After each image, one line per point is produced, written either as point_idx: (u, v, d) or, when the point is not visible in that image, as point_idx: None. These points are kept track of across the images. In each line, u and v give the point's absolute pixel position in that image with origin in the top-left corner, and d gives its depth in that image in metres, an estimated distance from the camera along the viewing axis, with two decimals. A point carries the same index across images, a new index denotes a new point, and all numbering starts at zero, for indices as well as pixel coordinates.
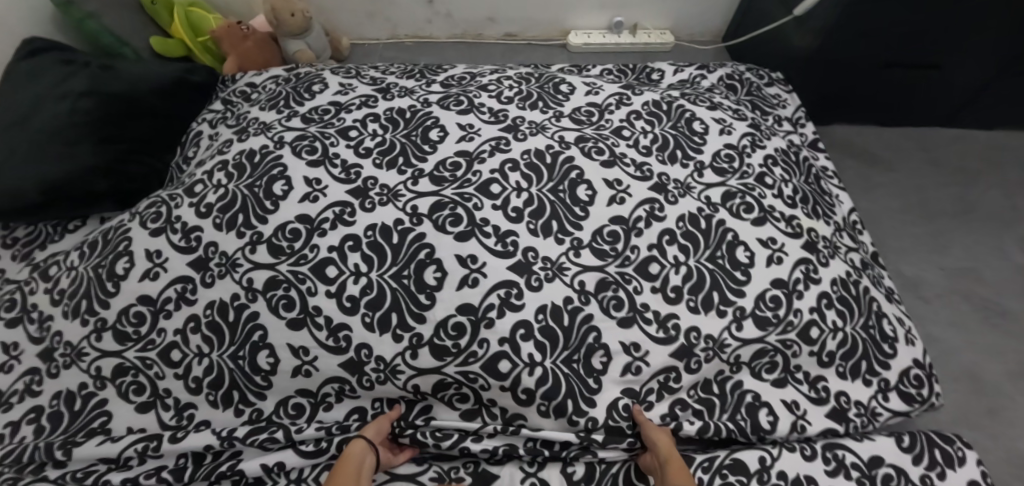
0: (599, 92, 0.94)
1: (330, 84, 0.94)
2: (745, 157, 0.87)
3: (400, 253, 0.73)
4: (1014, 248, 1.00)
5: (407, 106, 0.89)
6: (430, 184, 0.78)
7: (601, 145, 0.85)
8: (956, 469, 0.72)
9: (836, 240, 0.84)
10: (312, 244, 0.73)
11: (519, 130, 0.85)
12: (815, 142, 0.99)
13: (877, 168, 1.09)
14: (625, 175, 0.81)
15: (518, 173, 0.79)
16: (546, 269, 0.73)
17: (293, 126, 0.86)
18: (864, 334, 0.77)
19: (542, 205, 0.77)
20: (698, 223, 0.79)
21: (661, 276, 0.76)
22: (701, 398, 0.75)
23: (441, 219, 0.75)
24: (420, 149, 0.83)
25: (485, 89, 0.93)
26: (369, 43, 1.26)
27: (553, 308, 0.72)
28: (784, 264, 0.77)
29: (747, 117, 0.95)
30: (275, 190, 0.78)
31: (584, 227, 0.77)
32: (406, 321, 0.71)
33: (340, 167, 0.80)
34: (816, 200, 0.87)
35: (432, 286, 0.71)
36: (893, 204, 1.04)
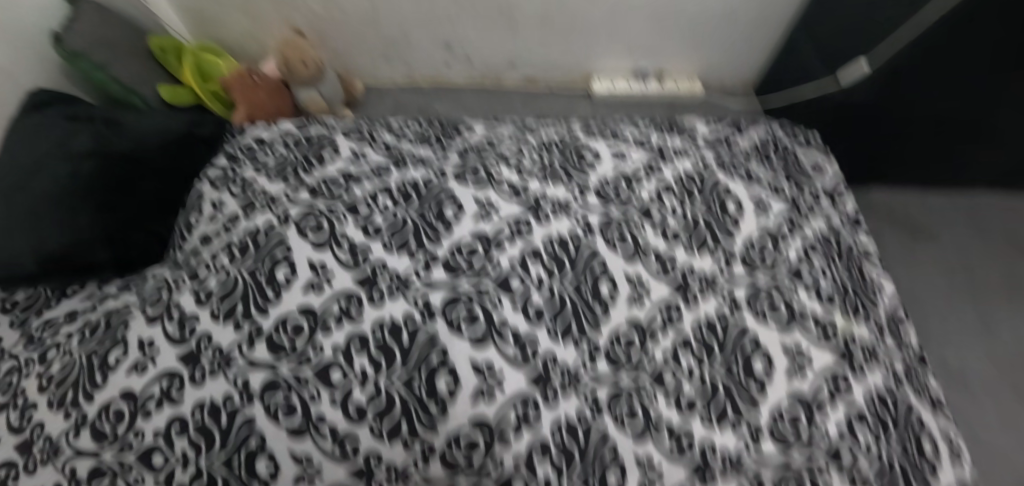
0: (629, 159, 0.88)
1: (341, 149, 0.91)
2: (780, 247, 0.82)
3: (410, 358, 0.69)
4: None
5: (422, 178, 0.84)
6: (443, 272, 0.75)
7: (627, 231, 0.79)
8: None
9: (875, 344, 0.78)
10: (315, 345, 0.69)
11: (541, 208, 0.80)
12: (856, 220, 0.92)
13: (920, 241, 1.00)
14: (645, 271, 0.76)
15: (541, 266, 0.75)
16: (564, 383, 0.69)
17: (301, 200, 0.82)
18: (901, 455, 0.72)
19: (564, 305, 0.73)
20: (715, 329, 0.75)
21: (672, 384, 0.72)
22: None
23: (455, 316, 0.70)
24: (433, 231, 0.78)
25: (505, 159, 0.88)
26: (383, 86, 1.21)
27: (569, 424, 0.68)
28: (806, 378, 0.73)
29: (785, 195, 0.88)
30: (278, 278, 0.73)
31: (604, 330, 0.73)
32: (416, 430, 0.67)
33: (348, 251, 0.75)
34: (856, 290, 0.83)
35: (444, 396, 0.67)
36: (939, 284, 0.96)
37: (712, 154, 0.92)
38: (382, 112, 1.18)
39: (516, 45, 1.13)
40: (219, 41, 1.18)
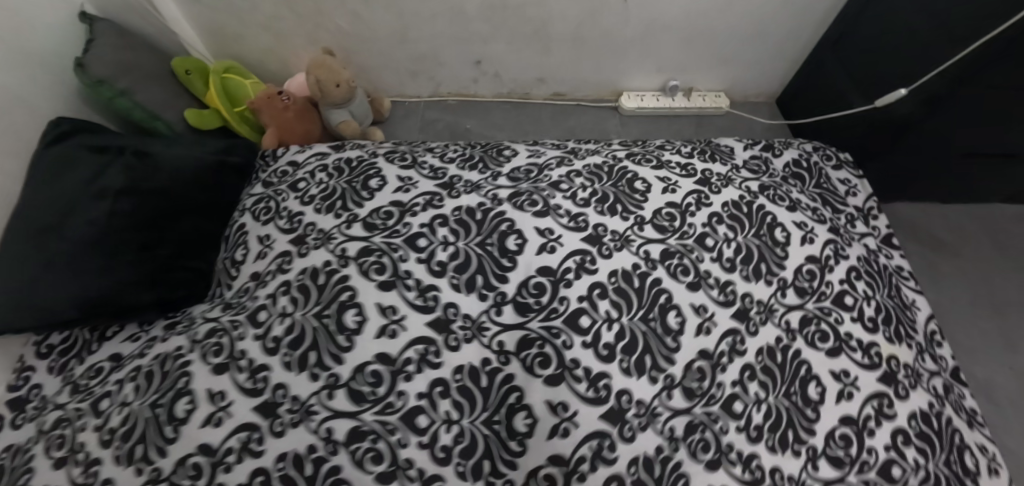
0: (676, 189, 0.89)
1: (387, 177, 0.89)
2: (827, 273, 0.83)
3: (490, 397, 0.71)
4: None
5: (476, 204, 0.84)
6: (515, 314, 0.75)
7: (686, 261, 0.81)
8: None
9: (918, 366, 0.82)
10: (397, 391, 0.70)
11: (602, 242, 0.80)
12: (887, 239, 0.97)
13: (935, 254, 1.08)
14: (710, 300, 0.78)
15: (607, 301, 0.76)
16: (639, 416, 0.71)
17: (354, 235, 0.80)
18: (947, 470, 0.76)
19: (636, 338, 0.74)
20: (775, 356, 0.77)
21: (743, 414, 0.73)
22: None
23: (529, 360, 0.72)
24: (499, 265, 0.78)
25: (558, 187, 0.87)
26: (409, 100, 1.19)
27: (646, 457, 0.69)
28: (854, 400, 0.76)
29: (826, 217, 0.90)
30: (347, 321, 0.73)
31: (675, 362, 0.74)
32: (498, 469, 0.69)
33: (414, 288, 0.76)
34: (897, 317, 0.84)
35: (523, 433, 0.70)
36: (963, 296, 1.03)
37: (754, 181, 0.93)
38: (409, 130, 1.15)
39: (548, 60, 1.12)
40: (243, 59, 1.15)
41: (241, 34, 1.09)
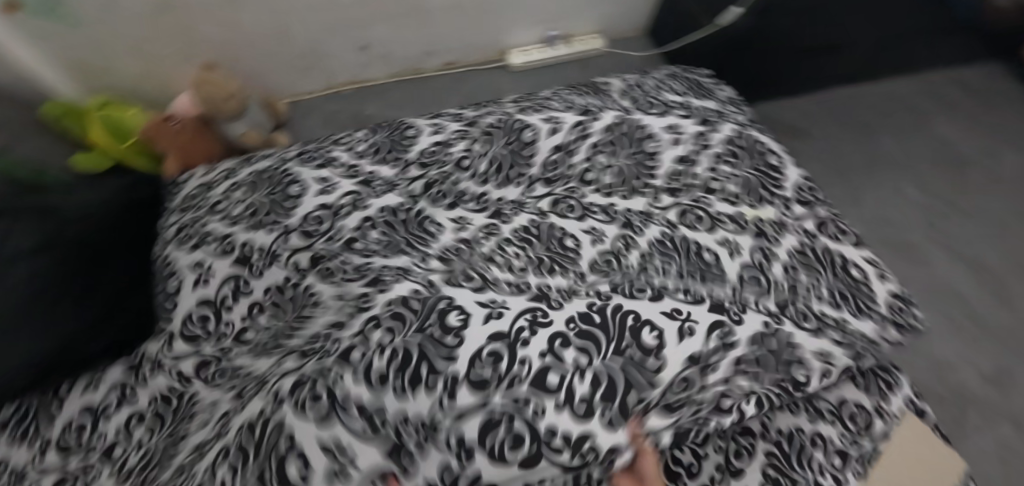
0: (561, 127, 1.01)
1: (307, 182, 0.90)
2: (693, 168, 1.00)
3: (421, 311, 0.70)
4: (909, 186, 1.31)
5: (398, 201, 0.91)
6: (439, 261, 0.82)
7: (571, 201, 0.94)
8: (898, 392, 0.98)
9: (782, 217, 0.97)
10: None
11: (505, 213, 0.91)
12: (760, 144, 1.06)
13: (797, 141, 1.33)
14: (597, 222, 0.91)
15: (514, 247, 0.86)
16: (560, 294, 0.79)
17: (297, 246, 0.82)
18: (841, 283, 0.93)
19: (542, 261, 0.85)
20: (669, 243, 0.89)
21: (659, 284, 0.83)
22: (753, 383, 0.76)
23: (455, 279, 0.77)
24: (422, 242, 0.86)
25: (461, 166, 0.98)
26: (306, 98, 1.21)
27: (580, 315, 0.72)
28: (741, 255, 0.89)
29: (692, 113, 1.08)
30: (308, 319, 0.76)
31: (580, 260, 0.86)
32: (436, 366, 0.66)
33: (354, 275, 0.78)
34: (762, 177, 1.01)
35: (457, 327, 0.68)
36: (818, 167, 1.30)
37: (630, 106, 1.10)
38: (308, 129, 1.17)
39: (428, 31, 1.17)
40: (123, 94, 1.12)
41: (115, 68, 1.06)
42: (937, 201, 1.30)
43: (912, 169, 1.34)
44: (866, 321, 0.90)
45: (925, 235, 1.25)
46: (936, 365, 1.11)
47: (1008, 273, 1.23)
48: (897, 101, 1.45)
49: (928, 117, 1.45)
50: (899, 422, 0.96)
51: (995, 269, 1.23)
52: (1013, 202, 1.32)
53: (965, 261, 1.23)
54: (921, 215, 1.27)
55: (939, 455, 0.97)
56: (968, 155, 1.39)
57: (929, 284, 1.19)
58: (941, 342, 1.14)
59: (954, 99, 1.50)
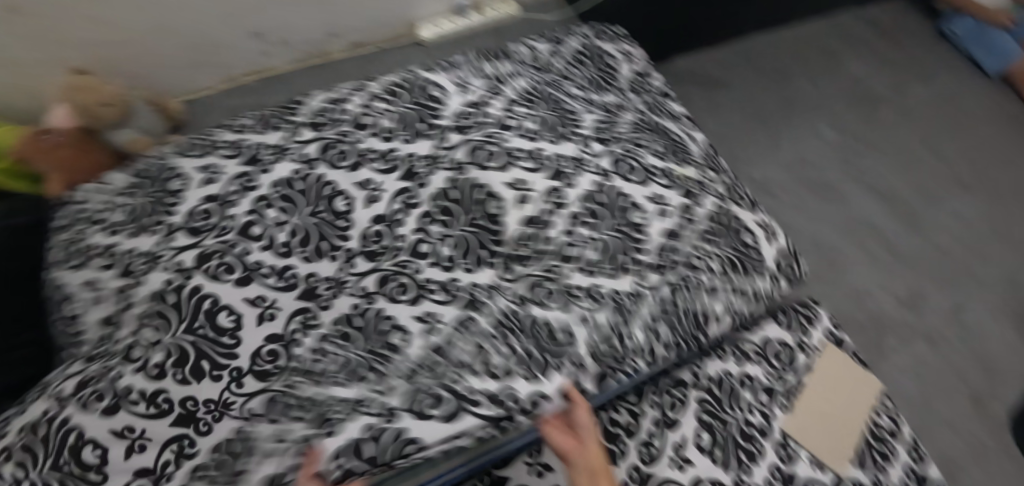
0: (470, 88, 1.01)
1: (188, 173, 0.84)
2: (618, 127, 1.04)
3: (370, 329, 0.71)
4: (823, 125, 1.36)
5: (291, 173, 0.84)
6: (367, 262, 0.79)
7: (493, 147, 0.90)
8: (816, 326, 1.07)
9: (703, 179, 1.02)
10: (294, 357, 0.68)
11: (417, 173, 0.87)
12: (664, 108, 1.15)
13: (715, 90, 1.36)
14: (524, 174, 0.88)
15: (438, 224, 0.83)
16: (481, 291, 0.77)
17: (183, 245, 0.77)
18: (744, 249, 0.97)
19: (468, 240, 0.83)
20: (600, 200, 0.89)
21: (579, 255, 0.85)
22: (661, 321, 0.85)
23: (390, 289, 0.75)
24: (336, 226, 0.81)
25: (362, 125, 0.92)
26: (203, 94, 1.15)
27: (506, 311, 0.76)
28: (666, 217, 0.92)
29: (600, 97, 1.11)
30: (222, 324, 0.69)
31: (506, 229, 0.84)
32: (389, 380, 0.67)
33: (272, 274, 0.75)
34: (675, 148, 1.05)
35: (399, 347, 0.70)
36: (734, 117, 1.33)
37: (523, 87, 1.06)
38: (205, 126, 1.11)
39: (328, 14, 1.14)
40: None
41: None
42: (850, 136, 1.35)
43: (825, 107, 1.39)
44: (761, 278, 0.98)
45: (839, 170, 1.31)
46: (854, 294, 1.18)
47: (916, 198, 1.30)
48: (808, 43, 1.49)
49: (838, 53, 1.49)
50: (819, 353, 1.04)
51: (904, 196, 1.30)
52: (919, 129, 1.39)
53: (877, 192, 1.29)
54: (833, 153, 1.33)
55: (858, 375, 1.04)
56: (876, 87, 1.45)
57: (844, 218, 1.25)
58: (859, 271, 1.20)
59: (858, 36, 1.54)
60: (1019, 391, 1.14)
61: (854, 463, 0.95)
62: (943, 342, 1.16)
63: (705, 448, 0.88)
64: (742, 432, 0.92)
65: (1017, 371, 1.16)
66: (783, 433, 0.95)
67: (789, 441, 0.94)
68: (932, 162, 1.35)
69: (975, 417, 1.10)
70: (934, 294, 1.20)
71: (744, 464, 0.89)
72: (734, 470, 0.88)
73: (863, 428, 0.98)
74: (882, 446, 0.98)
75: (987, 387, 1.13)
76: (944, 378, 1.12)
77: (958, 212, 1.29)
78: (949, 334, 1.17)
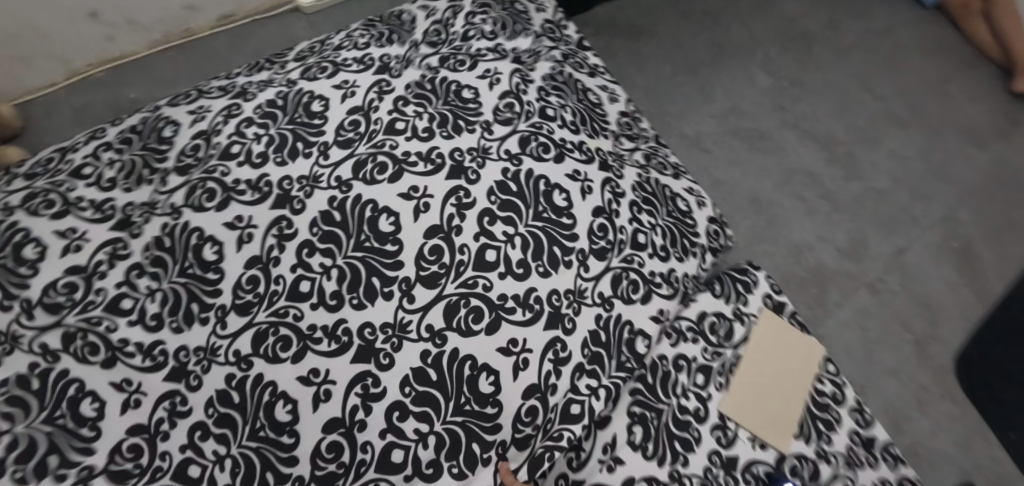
0: (356, 91, 0.85)
1: (43, 236, 0.68)
2: (523, 98, 0.90)
3: (249, 410, 0.65)
4: (757, 71, 1.26)
5: (160, 230, 0.71)
6: (239, 316, 0.68)
7: (383, 156, 0.79)
8: (753, 292, 0.99)
9: (619, 150, 0.95)
10: (161, 452, 0.62)
11: (293, 197, 0.75)
12: (574, 81, 0.98)
13: (639, 42, 1.24)
14: (416, 178, 0.79)
15: (318, 254, 0.72)
16: (388, 340, 0.70)
17: (44, 325, 0.64)
18: (671, 220, 0.93)
19: (354, 271, 0.72)
20: (509, 189, 0.81)
21: (498, 258, 0.77)
22: (594, 354, 0.80)
23: (268, 347, 0.67)
24: (205, 282, 0.69)
25: (229, 154, 0.78)
26: (44, 93, 0.98)
27: (415, 374, 0.70)
28: (595, 192, 0.85)
29: (507, 52, 0.96)
30: (84, 413, 0.61)
31: (405, 261, 0.74)
32: (281, 472, 0.64)
33: (138, 352, 0.65)
34: (591, 116, 0.95)
35: (289, 423, 0.65)
36: (662, 68, 1.22)
37: (435, 52, 0.94)
38: (54, 139, 0.95)
39: None
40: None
41: None
42: (782, 79, 1.26)
43: (757, 49, 1.28)
44: (691, 257, 0.93)
45: (774, 117, 1.21)
46: (795, 250, 1.11)
47: (853, 139, 1.22)
48: None
49: None
50: (756, 322, 0.96)
51: (841, 138, 1.22)
52: (853, 63, 1.30)
53: (813, 137, 1.21)
54: (769, 98, 1.23)
55: (799, 341, 0.98)
56: (806, 22, 1.34)
57: (784, 169, 1.17)
58: (799, 226, 1.13)
59: None
60: (965, 337, 1.09)
61: (796, 438, 0.90)
62: (885, 290, 1.11)
63: (637, 444, 0.84)
64: (676, 420, 0.87)
65: (962, 315, 1.11)
66: (720, 415, 0.89)
67: (727, 423, 0.89)
68: (868, 98, 1.27)
69: (919, 365, 1.06)
70: (874, 241, 1.14)
71: (679, 455, 0.85)
72: (669, 463, 0.84)
73: (805, 400, 0.93)
74: (825, 415, 0.93)
75: (930, 333, 1.08)
76: (889, 331, 1.08)
77: (896, 149, 1.22)
78: (891, 281, 1.12)
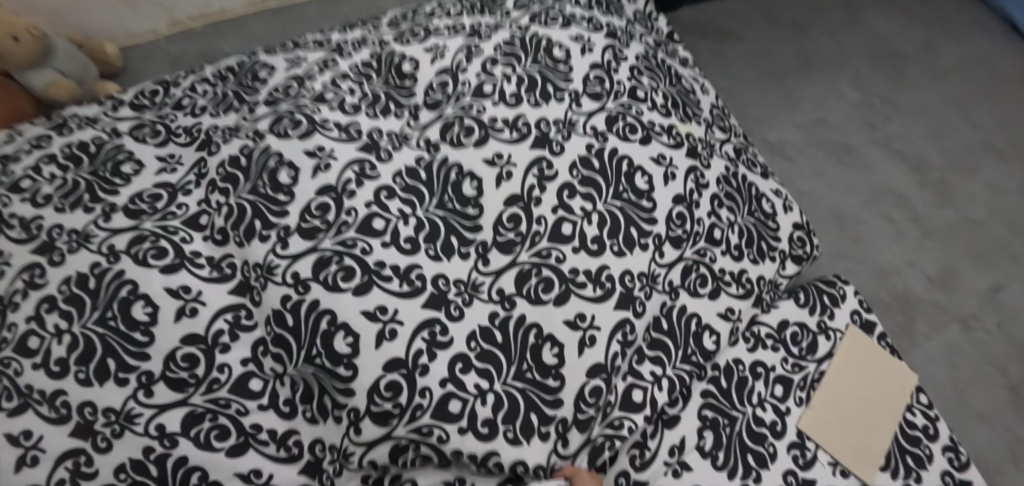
0: (444, 53, 0.85)
1: (143, 159, 0.73)
2: (614, 75, 0.87)
3: (302, 333, 0.62)
4: (845, 85, 1.21)
5: (238, 150, 0.71)
6: (303, 240, 0.65)
7: (468, 120, 0.78)
8: (841, 305, 0.92)
9: (709, 138, 0.91)
10: (218, 365, 0.61)
11: (379, 147, 0.74)
12: (666, 66, 0.97)
13: (722, 43, 1.25)
14: (501, 145, 0.76)
15: (397, 200, 0.70)
16: (461, 293, 0.67)
17: (118, 227, 0.66)
18: (751, 219, 0.89)
19: (433, 224, 0.70)
20: (591, 165, 0.77)
21: (577, 233, 0.73)
22: (655, 341, 0.76)
23: (328, 275, 0.63)
24: (273, 202, 0.67)
25: (322, 99, 0.78)
26: (146, 41, 1.04)
27: (481, 331, 0.66)
28: (678, 178, 0.82)
29: (603, 24, 0.93)
30: (136, 316, 0.60)
31: (483, 228, 0.72)
32: (338, 400, 0.61)
33: (207, 265, 0.65)
34: (684, 100, 0.93)
35: (348, 355, 0.61)
36: (745, 74, 1.21)
37: (525, 16, 0.92)
38: (145, 78, 1.00)
39: None
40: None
41: None
42: (873, 95, 1.20)
43: (846, 63, 1.24)
44: (766, 259, 0.88)
45: (861, 132, 1.16)
46: (879, 271, 1.03)
47: (948, 165, 1.14)
48: None
49: (862, 7, 1.34)
50: (843, 339, 0.89)
51: (933, 161, 1.14)
52: (953, 87, 1.23)
53: (903, 157, 1.14)
54: (856, 113, 1.18)
55: (889, 367, 0.90)
56: (901, 42, 1.29)
57: (869, 187, 1.11)
58: (884, 246, 1.06)
59: None
60: None
61: (882, 470, 0.81)
62: (979, 327, 1.00)
63: (707, 451, 0.77)
64: (750, 432, 0.79)
65: None
66: (799, 432, 0.81)
67: (806, 443, 0.81)
68: (967, 125, 1.18)
69: (1017, 416, 0.93)
70: (968, 273, 1.05)
71: (751, 470, 0.77)
72: (740, 477, 0.76)
73: (894, 429, 0.84)
74: (916, 449, 0.84)
75: None
76: (982, 374, 0.96)
77: (996, 181, 1.13)
78: (986, 319, 1.01)
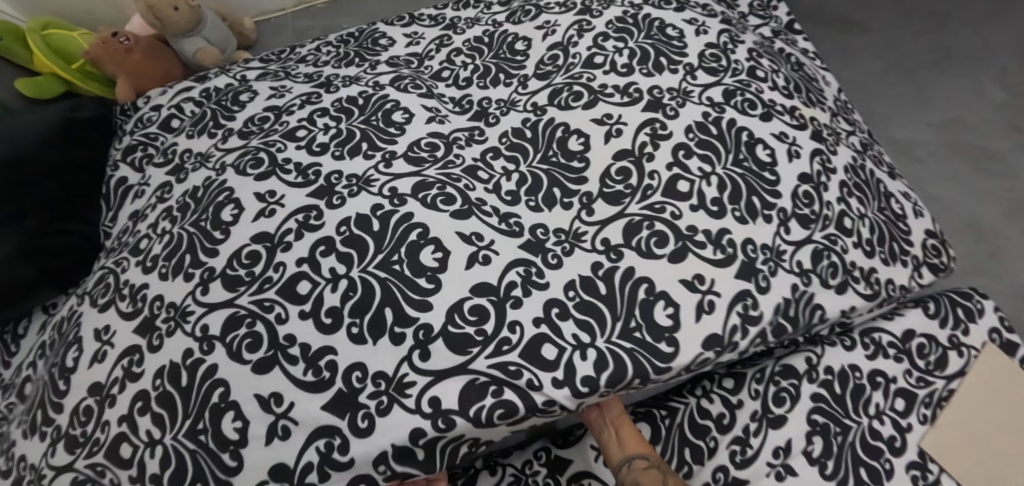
0: (556, 29, 0.85)
1: (259, 90, 0.81)
2: (730, 55, 0.82)
3: (385, 239, 0.62)
4: (993, 82, 1.08)
5: (357, 93, 0.77)
6: (407, 165, 0.68)
7: (577, 87, 0.77)
8: (977, 322, 0.81)
9: (835, 125, 0.84)
10: (276, 263, 0.61)
11: (489, 114, 0.77)
12: (785, 53, 0.92)
13: (848, 33, 1.19)
14: (612, 106, 0.74)
15: (502, 159, 0.71)
16: (561, 242, 0.65)
17: (232, 146, 0.73)
18: (882, 216, 0.77)
19: (535, 177, 0.70)
20: (708, 130, 0.73)
21: (694, 190, 0.68)
22: (781, 324, 0.66)
23: (429, 197, 0.65)
24: (385, 133, 0.72)
25: (439, 76, 0.84)
26: (272, 17, 1.15)
27: (582, 281, 0.63)
28: (803, 158, 0.74)
29: (717, 11, 0.90)
30: (223, 217, 0.65)
31: (588, 179, 0.70)
32: (405, 313, 0.58)
33: (294, 171, 0.68)
34: (806, 86, 0.87)
35: (433, 268, 0.61)
36: (871, 69, 1.14)
37: None
38: (275, 46, 1.12)
39: None
40: (60, 13, 1.08)
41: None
42: None
43: (998, 58, 1.10)
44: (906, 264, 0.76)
45: (1008, 135, 1.02)
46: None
47: None
48: None
49: None
50: (979, 357, 0.78)
51: None
52: None
53: None
54: (1005, 114, 1.04)
55: None
56: None
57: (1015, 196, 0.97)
58: None
59: None
60: None
61: None
62: None
63: (815, 458, 0.69)
64: (866, 445, 0.70)
65: None
66: (921, 453, 0.71)
67: (929, 465, 0.71)
68: None
69: None
70: None
71: None
72: None
73: None
74: None
75: None
76: None
77: None
78: None
